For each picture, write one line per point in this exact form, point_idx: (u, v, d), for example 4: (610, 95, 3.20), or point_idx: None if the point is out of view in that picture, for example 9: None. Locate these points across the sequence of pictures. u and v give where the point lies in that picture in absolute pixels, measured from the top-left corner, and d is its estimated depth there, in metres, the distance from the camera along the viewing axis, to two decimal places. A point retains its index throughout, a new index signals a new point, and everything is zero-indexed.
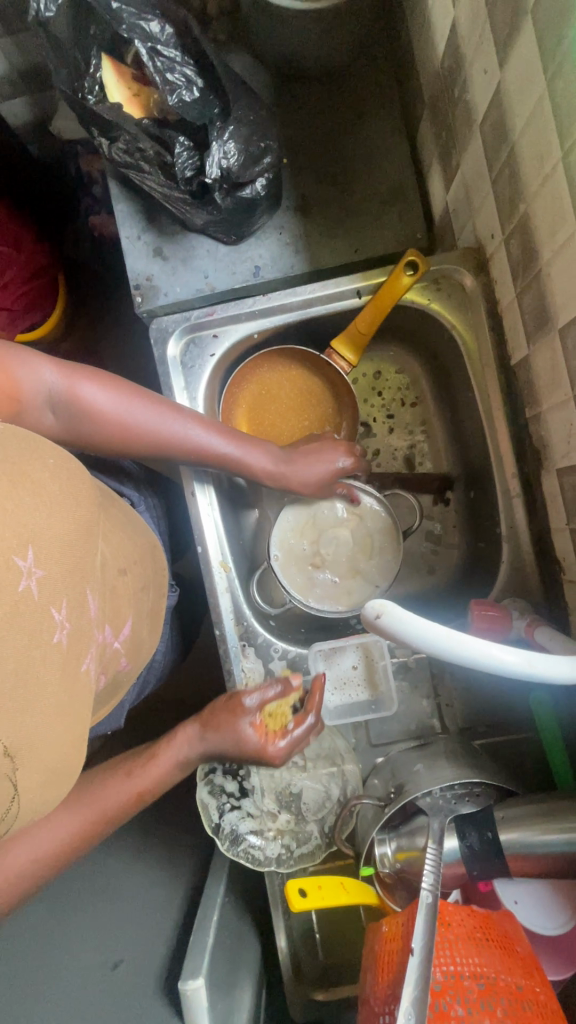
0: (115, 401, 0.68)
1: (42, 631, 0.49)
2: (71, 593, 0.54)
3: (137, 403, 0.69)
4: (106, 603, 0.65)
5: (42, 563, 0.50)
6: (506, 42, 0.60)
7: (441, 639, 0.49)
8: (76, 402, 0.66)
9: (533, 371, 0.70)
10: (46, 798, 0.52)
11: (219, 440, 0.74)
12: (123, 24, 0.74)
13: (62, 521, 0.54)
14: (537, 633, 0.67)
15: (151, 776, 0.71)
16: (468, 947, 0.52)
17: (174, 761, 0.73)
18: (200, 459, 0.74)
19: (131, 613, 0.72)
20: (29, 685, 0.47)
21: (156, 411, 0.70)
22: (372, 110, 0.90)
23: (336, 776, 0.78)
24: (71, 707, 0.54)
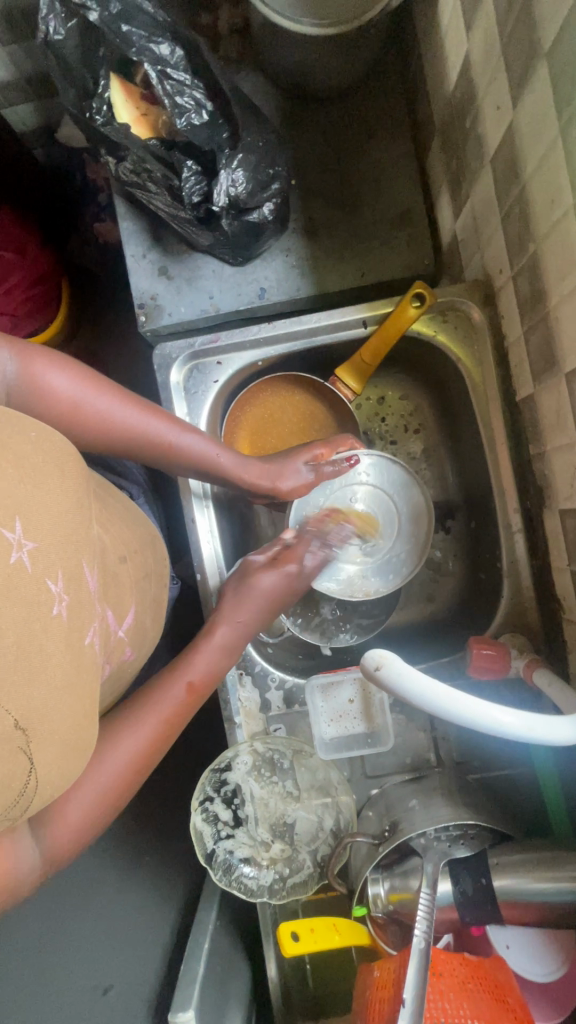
0: (72, 388, 0.64)
1: (40, 603, 0.48)
2: (67, 562, 0.52)
3: (98, 391, 0.66)
4: (107, 585, 0.62)
5: (32, 533, 0.49)
6: (520, 82, 0.59)
7: (443, 698, 0.50)
8: (30, 388, 0.61)
9: (538, 409, 0.70)
10: (66, 769, 0.51)
11: (179, 436, 0.72)
12: (133, 47, 0.73)
13: (51, 494, 0.53)
14: (536, 676, 0.67)
15: (201, 666, 0.71)
16: (459, 996, 0.53)
17: (219, 646, 0.73)
18: (160, 455, 0.72)
19: (133, 599, 0.68)
20: (33, 655, 0.47)
21: (126, 407, 0.68)
22: (382, 133, 0.90)
23: (329, 808, 0.78)
24: (79, 685, 0.52)
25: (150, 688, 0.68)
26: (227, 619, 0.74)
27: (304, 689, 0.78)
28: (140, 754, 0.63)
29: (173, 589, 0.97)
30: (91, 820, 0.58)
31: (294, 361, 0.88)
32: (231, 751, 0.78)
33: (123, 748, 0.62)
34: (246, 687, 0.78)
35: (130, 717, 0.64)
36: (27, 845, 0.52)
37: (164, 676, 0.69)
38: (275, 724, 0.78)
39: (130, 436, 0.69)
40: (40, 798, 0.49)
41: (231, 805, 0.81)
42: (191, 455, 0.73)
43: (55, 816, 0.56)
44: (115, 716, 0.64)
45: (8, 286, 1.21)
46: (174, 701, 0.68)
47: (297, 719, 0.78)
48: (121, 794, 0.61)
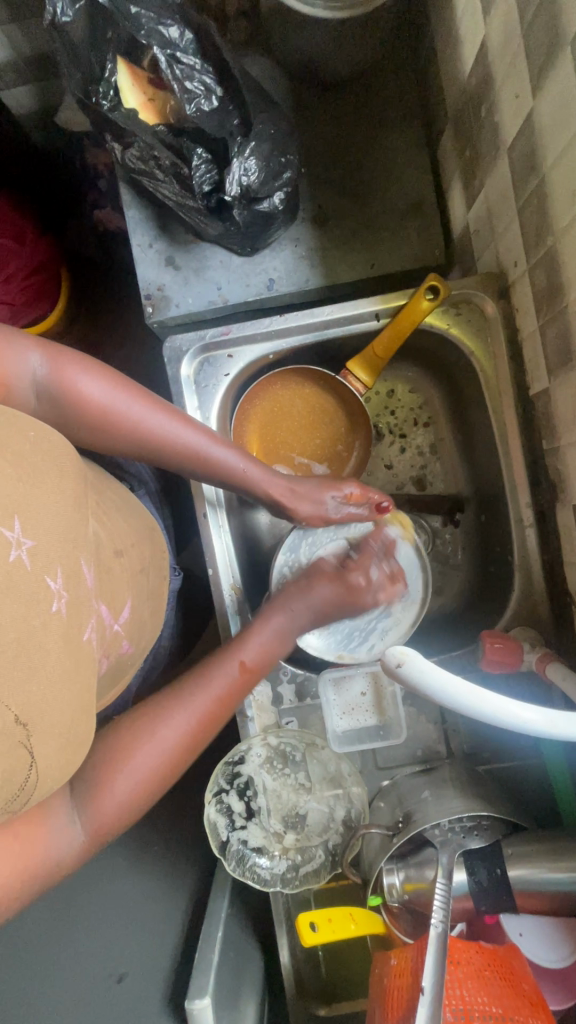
0: (103, 394, 0.63)
1: (39, 599, 0.48)
2: (66, 558, 0.52)
3: (129, 398, 0.65)
4: (103, 579, 0.62)
5: (31, 532, 0.48)
6: (541, 70, 0.58)
7: (462, 694, 0.50)
8: (59, 390, 0.61)
9: (553, 404, 0.69)
10: (64, 764, 0.51)
11: (210, 448, 0.70)
12: (142, 30, 0.72)
13: (50, 495, 0.52)
14: (549, 670, 0.68)
15: (254, 650, 0.70)
16: (477, 985, 0.54)
17: (273, 633, 0.72)
18: (189, 463, 0.70)
19: (129, 593, 0.68)
20: (32, 649, 0.46)
21: (157, 413, 0.67)
22: (392, 119, 0.88)
23: (341, 799, 0.78)
24: (77, 681, 0.52)
25: (203, 665, 0.68)
26: (283, 607, 0.74)
27: (317, 682, 0.78)
28: (186, 732, 0.63)
29: (175, 580, 0.90)
30: (133, 799, 0.58)
31: (303, 354, 0.87)
32: (244, 744, 0.78)
33: (168, 726, 0.62)
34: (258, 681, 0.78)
35: (177, 692, 0.65)
36: (68, 817, 0.54)
37: (217, 654, 0.69)
38: (287, 718, 0.78)
39: (160, 444, 0.67)
40: (40, 792, 0.49)
41: (243, 797, 0.82)
42: (220, 467, 0.72)
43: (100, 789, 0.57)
44: (165, 693, 0.65)
45: (7, 275, 1.18)
46: (228, 677, 0.67)
47: (309, 713, 0.78)
48: (167, 774, 0.61)
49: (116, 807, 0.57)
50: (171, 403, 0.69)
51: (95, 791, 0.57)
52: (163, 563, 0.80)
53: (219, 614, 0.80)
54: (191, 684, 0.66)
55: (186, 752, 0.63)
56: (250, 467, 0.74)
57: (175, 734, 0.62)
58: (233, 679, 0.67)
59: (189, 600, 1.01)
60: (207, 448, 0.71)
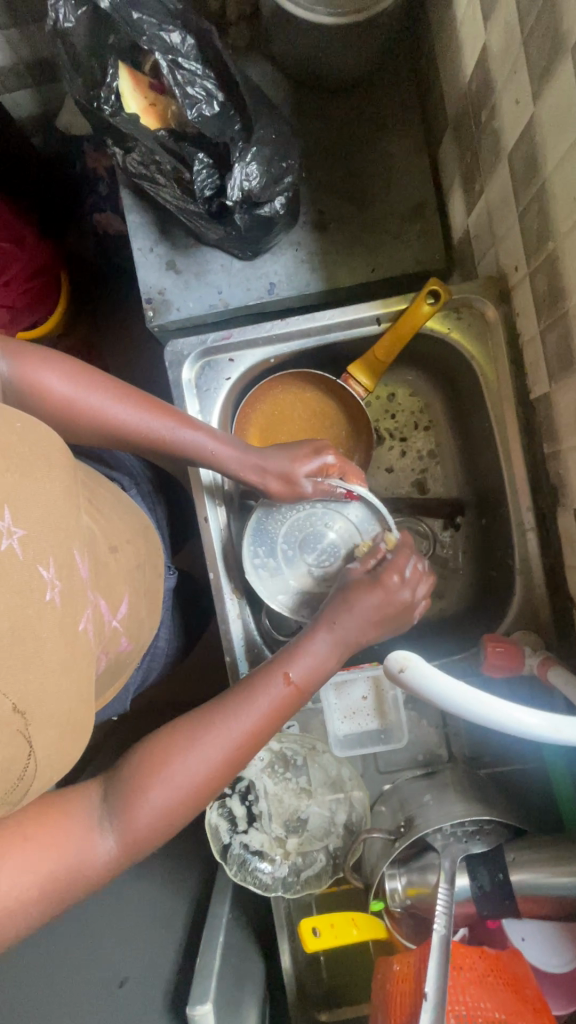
0: (67, 384, 0.63)
1: (32, 590, 0.48)
2: (59, 546, 0.52)
3: (91, 388, 0.65)
4: (100, 575, 0.62)
5: (21, 520, 0.49)
6: (542, 75, 0.58)
7: (467, 697, 0.50)
8: (26, 385, 0.62)
9: (554, 409, 0.70)
10: (65, 752, 0.51)
11: (178, 430, 0.69)
12: (144, 35, 0.72)
13: (42, 485, 0.52)
14: (551, 675, 0.68)
15: (302, 666, 0.63)
16: (480, 990, 0.55)
17: (320, 657, 0.65)
18: (155, 447, 0.69)
19: (126, 589, 0.68)
20: (28, 640, 0.47)
21: (125, 405, 0.66)
22: (394, 124, 0.88)
23: (342, 803, 0.78)
24: (75, 670, 0.52)
25: (247, 680, 0.62)
26: (335, 620, 0.66)
27: (318, 687, 0.78)
28: (229, 753, 0.59)
29: (171, 580, 0.90)
30: (169, 815, 0.56)
31: (304, 357, 0.87)
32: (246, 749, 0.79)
33: (210, 746, 0.58)
34: None
35: (222, 707, 0.60)
36: (96, 829, 0.53)
37: (267, 666, 0.64)
38: (288, 722, 0.78)
39: (123, 430, 0.67)
40: (40, 783, 0.49)
41: (245, 802, 0.80)
42: (190, 449, 0.70)
43: (130, 804, 0.55)
44: (206, 708, 0.61)
45: (7, 279, 1.18)
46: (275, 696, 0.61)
47: (311, 717, 0.78)
48: (208, 791, 0.58)
49: (148, 824, 0.55)
50: (135, 388, 0.68)
51: (127, 805, 0.54)
52: (160, 566, 0.80)
53: (220, 619, 0.80)
54: (235, 702, 0.60)
55: (227, 772, 0.59)
56: (220, 442, 0.71)
57: (215, 754, 0.58)
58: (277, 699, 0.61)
59: (189, 603, 1.01)
60: (175, 432, 0.69)
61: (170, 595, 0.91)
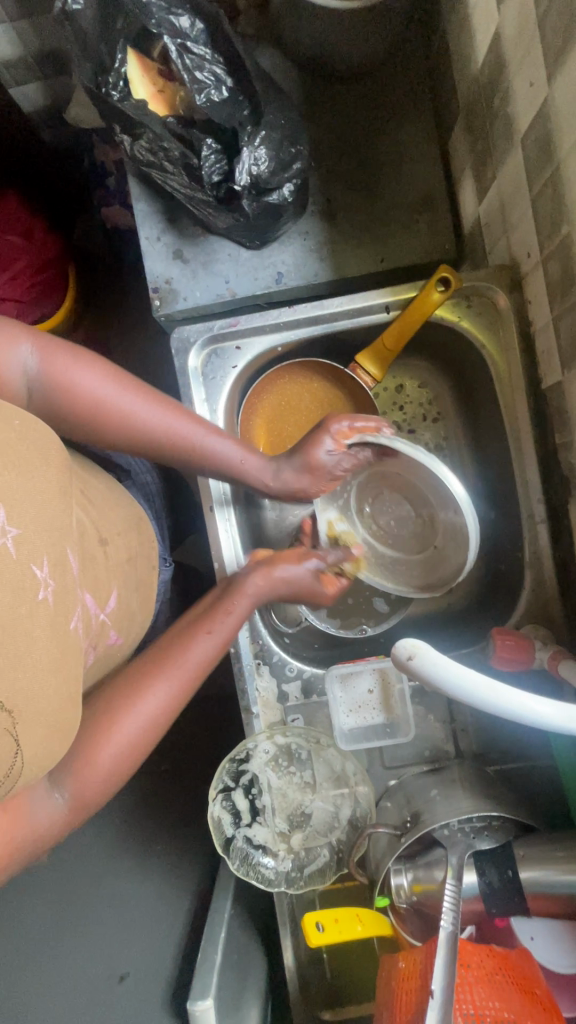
0: (99, 383, 0.63)
1: (24, 588, 0.47)
2: (52, 545, 0.51)
3: (125, 391, 0.65)
4: (87, 568, 0.61)
5: (16, 519, 0.48)
6: (558, 55, 0.57)
7: (477, 687, 0.49)
8: (59, 384, 0.61)
9: (566, 398, 0.68)
10: (52, 750, 0.50)
11: (207, 439, 0.70)
12: (153, 18, 0.73)
13: (34, 475, 0.51)
14: (561, 668, 0.67)
15: (232, 617, 0.71)
16: (489, 989, 0.53)
17: (250, 601, 0.73)
18: (182, 456, 0.70)
19: (115, 584, 0.66)
20: (18, 639, 0.46)
21: (158, 410, 0.67)
22: (404, 112, 0.87)
23: (347, 798, 0.77)
24: (65, 668, 0.51)
25: (182, 634, 0.69)
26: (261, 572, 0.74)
27: (324, 678, 0.77)
28: (169, 704, 0.65)
29: (165, 574, 0.89)
30: (116, 765, 0.61)
31: (311, 347, 0.86)
32: (250, 741, 0.77)
33: (152, 700, 0.64)
34: (264, 677, 0.77)
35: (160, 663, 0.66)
36: (47, 793, 0.57)
37: (199, 623, 0.70)
38: (293, 715, 0.77)
39: (152, 436, 0.67)
40: (25, 778, 0.48)
41: (248, 796, 0.80)
42: (218, 458, 0.71)
43: (81, 765, 0.59)
44: (148, 659, 0.67)
45: (14, 271, 1.17)
46: (207, 647, 0.69)
47: (315, 710, 0.77)
48: (151, 738, 0.64)
49: (97, 780, 0.60)
50: (169, 396, 0.69)
51: (77, 767, 0.59)
52: (154, 557, 0.78)
53: None
54: (171, 653, 0.67)
55: (165, 721, 0.65)
56: (247, 455, 0.72)
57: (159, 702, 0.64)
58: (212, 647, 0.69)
59: (193, 597, 1.00)
60: (203, 441, 0.70)
61: (168, 587, 0.91)
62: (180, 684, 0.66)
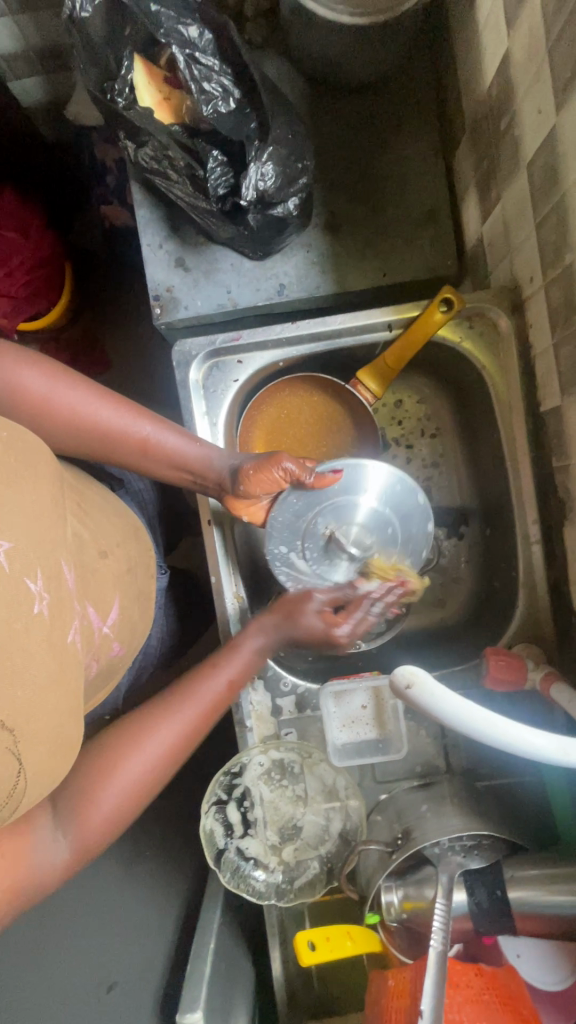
0: (40, 381, 0.62)
1: (20, 603, 0.46)
2: (46, 559, 0.50)
3: (76, 391, 0.64)
4: (88, 580, 0.61)
5: (9, 533, 0.47)
6: (567, 85, 0.57)
7: (471, 718, 0.50)
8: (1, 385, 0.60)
9: (564, 422, 0.69)
10: (52, 766, 0.50)
11: (159, 432, 0.70)
12: (161, 28, 0.71)
13: (27, 492, 0.51)
14: (553, 690, 0.68)
15: (236, 662, 0.71)
16: (476, 1009, 0.54)
17: (253, 650, 0.72)
18: (135, 453, 0.70)
19: (116, 594, 0.66)
20: (16, 656, 0.45)
21: (114, 411, 0.67)
22: (410, 127, 0.87)
23: (338, 811, 0.78)
24: (64, 683, 0.50)
25: (189, 678, 0.70)
26: (263, 626, 0.73)
27: (318, 694, 0.78)
28: (170, 747, 0.65)
29: (162, 580, 0.90)
30: (118, 808, 0.61)
31: (312, 361, 0.86)
32: (244, 754, 0.77)
33: (150, 744, 0.64)
34: (258, 691, 0.78)
35: (159, 711, 0.66)
36: (51, 837, 0.56)
37: (205, 666, 0.70)
38: (286, 729, 0.78)
39: (106, 436, 0.67)
40: (28, 796, 0.48)
41: (240, 807, 0.80)
42: (170, 452, 0.71)
43: (85, 805, 0.60)
44: (158, 701, 0.68)
45: (9, 269, 1.15)
46: (212, 691, 0.69)
47: (309, 724, 0.77)
48: (156, 780, 0.64)
49: (100, 820, 0.60)
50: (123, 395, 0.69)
51: (78, 807, 0.59)
52: (152, 568, 0.78)
53: (220, 623, 0.79)
54: (179, 697, 0.68)
55: (171, 763, 0.65)
56: (200, 447, 0.72)
57: (162, 744, 0.64)
58: (216, 691, 0.69)
59: (188, 605, 1.00)
60: (156, 437, 0.70)
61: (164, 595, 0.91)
62: (185, 727, 0.66)
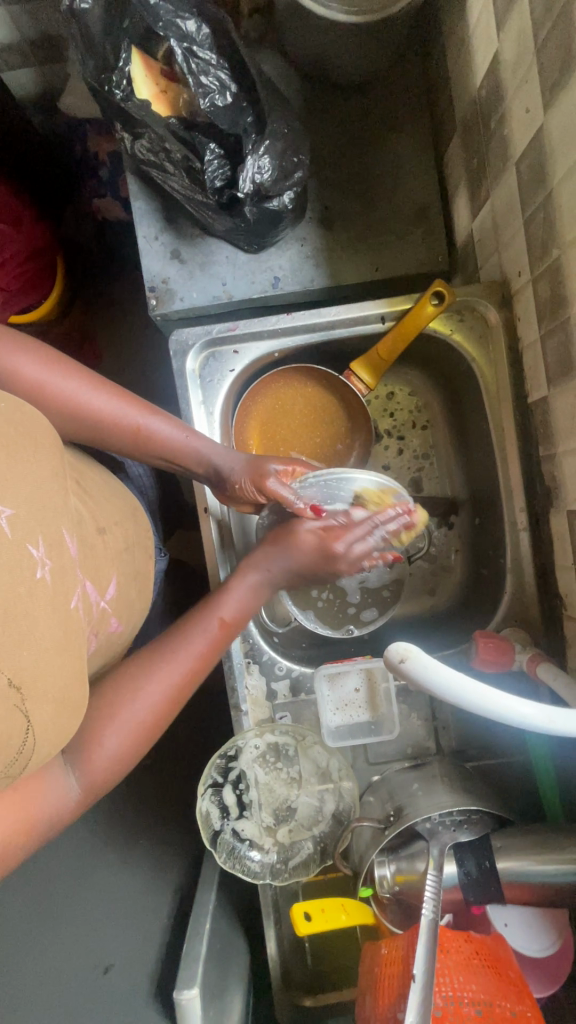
0: (31, 366, 0.63)
1: (23, 568, 0.47)
2: (48, 527, 0.51)
3: (66, 376, 0.65)
4: (86, 556, 0.61)
5: (10, 502, 0.48)
6: (554, 86, 0.59)
7: (462, 691, 0.52)
8: None
9: (551, 412, 0.71)
10: (61, 726, 0.51)
11: (149, 420, 0.70)
12: (160, 22, 0.72)
13: (27, 465, 0.52)
14: (539, 670, 0.70)
15: (229, 604, 0.70)
16: (467, 973, 0.57)
17: (245, 589, 0.71)
18: (126, 440, 0.70)
19: (114, 570, 0.67)
20: (21, 618, 0.46)
21: (106, 397, 0.67)
22: (402, 126, 0.89)
23: (331, 792, 0.79)
24: (68, 647, 0.52)
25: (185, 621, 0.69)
26: (257, 564, 0.72)
27: (312, 677, 0.79)
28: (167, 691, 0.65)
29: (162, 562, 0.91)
30: (122, 752, 0.62)
31: (306, 353, 0.88)
32: (239, 738, 0.79)
33: (149, 689, 0.64)
34: (254, 675, 0.79)
35: (155, 656, 0.65)
36: (59, 779, 0.58)
37: (198, 610, 0.69)
38: (281, 712, 0.79)
39: (98, 422, 0.67)
40: (37, 754, 0.49)
41: (236, 790, 0.82)
42: (160, 441, 0.71)
43: (90, 749, 0.60)
44: (156, 645, 0.67)
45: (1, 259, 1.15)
46: (208, 635, 0.68)
47: (303, 707, 0.79)
48: (158, 723, 0.64)
49: (105, 764, 0.61)
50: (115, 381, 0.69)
51: (84, 751, 0.60)
52: (149, 554, 0.79)
53: None
54: (175, 641, 0.67)
55: (173, 706, 0.66)
56: (190, 436, 0.72)
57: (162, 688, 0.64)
58: (212, 636, 0.68)
59: (182, 594, 1.01)
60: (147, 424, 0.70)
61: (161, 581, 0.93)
62: (182, 672, 0.65)
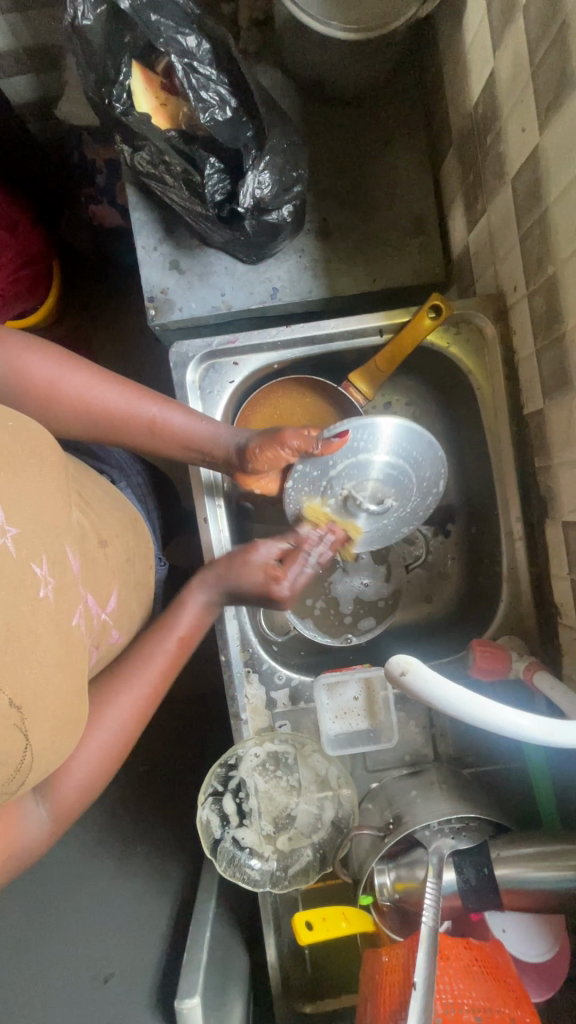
0: (45, 368, 0.64)
1: (26, 586, 0.48)
2: (51, 545, 0.52)
3: (79, 375, 0.66)
4: (88, 569, 0.62)
5: (15, 518, 0.48)
6: (549, 107, 0.61)
7: (462, 702, 0.52)
8: (9, 374, 0.62)
9: (546, 424, 0.73)
10: (60, 744, 0.52)
11: (165, 412, 0.70)
12: (161, 38, 0.73)
13: (31, 482, 0.52)
14: (536, 678, 0.71)
15: (180, 623, 0.73)
16: (466, 979, 0.57)
17: (198, 610, 0.74)
18: (142, 435, 0.71)
19: (115, 583, 0.68)
20: (24, 637, 0.47)
21: (120, 394, 0.68)
22: (399, 139, 0.90)
23: (330, 800, 0.80)
24: (70, 665, 0.52)
25: (142, 644, 0.71)
26: (209, 583, 0.74)
27: (312, 687, 0.80)
28: (132, 714, 0.67)
29: (162, 572, 0.91)
30: (91, 777, 0.63)
31: (305, 363, 0.89)
32: (239, 746, 0.79)
33: (116, 713, 0.65)
34: (253, 684, 0.80)
35: (118, 680, 0.67)
36: (32, 809, 0.58)
37: (151, 634, 0.71)
38: (281, 721, 0.80)
39: (114, 419, 0.68)
40: (35, 773, 0.50)
41: (236, 799, 0.82)
42: (176, 432, 0.71)
43: (60, 777, 0.61)
44: (116, 668, 0.69)
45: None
46: (165, 653, 0.71)
47: (302, 716, 0.80)
48: (126, 744, 0.66)
49: (75, 789, 0.62)
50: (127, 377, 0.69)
51: (54, 780, 0.61)
52: (148, 565, 0.79)
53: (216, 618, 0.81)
54: (135, 663, 0.69)
55: (140, 726, 0.68)
56: (204, 424, 0.72)
57: (130, 709, 0.66)
58: (169, 653, 0.71)
59: None
60: (163, 417, 0.71)
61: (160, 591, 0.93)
62: (145, 691, 0.68)
